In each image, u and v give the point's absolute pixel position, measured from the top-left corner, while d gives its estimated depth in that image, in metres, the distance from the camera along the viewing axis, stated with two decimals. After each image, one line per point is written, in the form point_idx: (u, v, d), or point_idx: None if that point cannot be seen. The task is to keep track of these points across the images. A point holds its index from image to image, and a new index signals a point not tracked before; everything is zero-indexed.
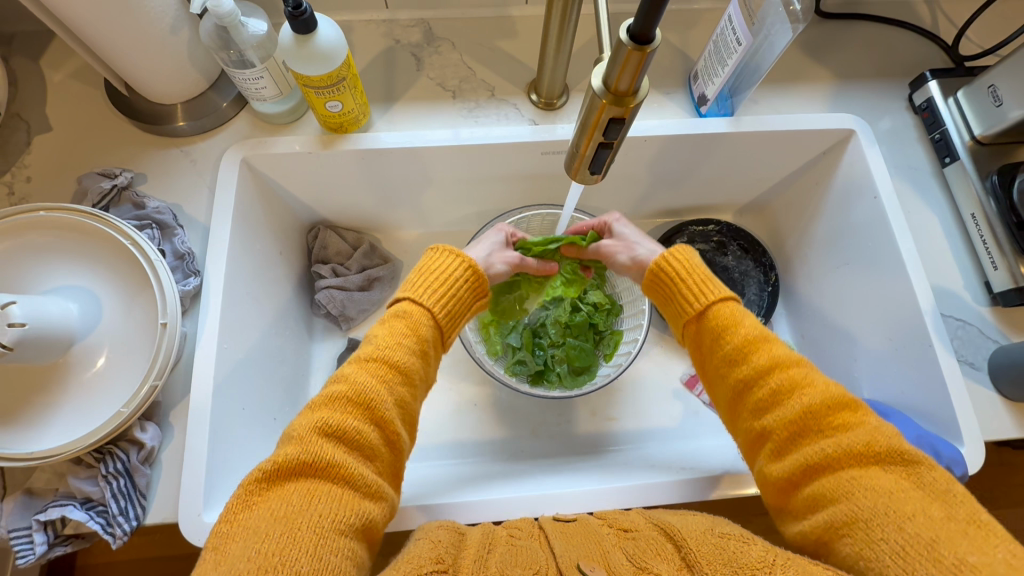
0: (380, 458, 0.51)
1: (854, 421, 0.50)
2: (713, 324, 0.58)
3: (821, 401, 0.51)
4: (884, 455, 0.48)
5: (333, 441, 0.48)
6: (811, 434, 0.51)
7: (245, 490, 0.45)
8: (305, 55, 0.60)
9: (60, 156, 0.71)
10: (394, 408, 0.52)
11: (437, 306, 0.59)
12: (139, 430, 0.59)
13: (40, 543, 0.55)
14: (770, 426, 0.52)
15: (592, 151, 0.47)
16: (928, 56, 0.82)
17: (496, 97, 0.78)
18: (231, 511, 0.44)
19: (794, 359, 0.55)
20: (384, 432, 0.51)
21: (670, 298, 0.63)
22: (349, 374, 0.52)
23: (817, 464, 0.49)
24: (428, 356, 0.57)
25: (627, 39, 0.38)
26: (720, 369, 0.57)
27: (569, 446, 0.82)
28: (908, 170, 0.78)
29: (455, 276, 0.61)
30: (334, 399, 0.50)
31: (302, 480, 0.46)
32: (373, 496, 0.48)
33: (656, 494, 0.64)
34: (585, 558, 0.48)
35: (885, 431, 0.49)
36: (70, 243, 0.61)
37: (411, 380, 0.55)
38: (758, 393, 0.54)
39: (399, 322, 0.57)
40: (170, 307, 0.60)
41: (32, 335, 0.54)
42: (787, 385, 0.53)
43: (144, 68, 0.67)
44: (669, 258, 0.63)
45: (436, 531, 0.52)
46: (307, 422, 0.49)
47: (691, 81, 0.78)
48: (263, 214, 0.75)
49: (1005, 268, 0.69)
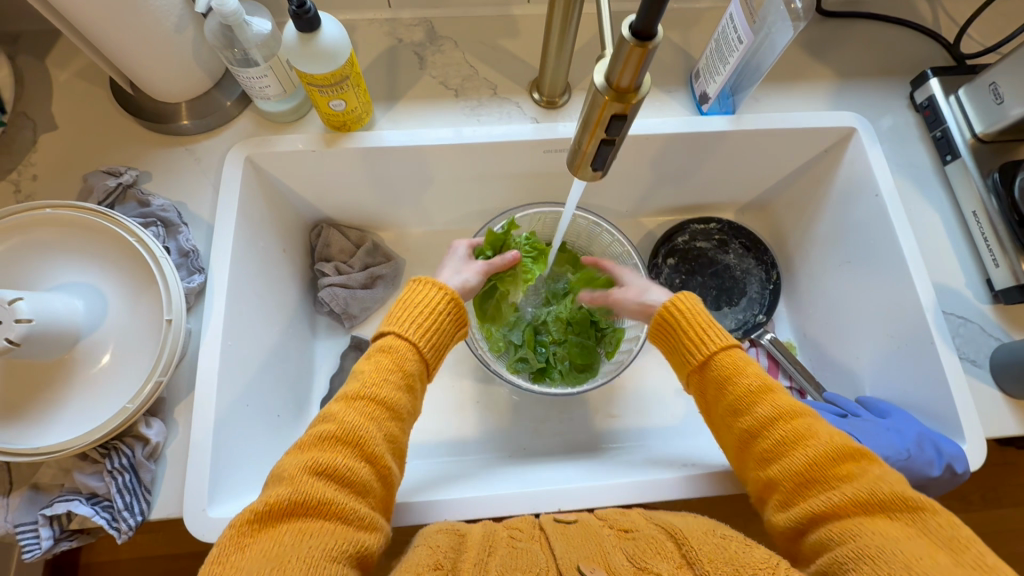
0: (374, 493, 0.52)
1: (858, 470, 0.51)
2: (718, 373, 0.58)
3: (826, 451, 0.51)
4: (890, 503, 0.48)
5: (324, 479, 0.49)
6: (816, 484, 0.51)
7: (235, 531, 0.45)
8: (309, 53, 0.60)
9: (65, 154, 0.72)
10: (384, 443, 0.53)
11: (422, 339, 0.60)
12: (145, 426, 0.60)
13: (46, 538, 0.56)
14: (776, 475, 0.53)
15: (594, 148, 0.47)
16: (929, 54, 0.83)
17: (498, 96, 0.78)
18: (221, 553, 0.44)
19: (799, 409, 0.55)
20: (375, 467, 0.52)
21: (675, 347, 0.63)
22: (337, 413, 0.53)
23: (824, 514, 0.49)
24: (415, 389, 0.58)
25: (628, 35, 0.38)
26: (727, 419, 0.58)
27: (571, 443, 0.82)
28: (910, 168, 0.78)
29: (438, 308, 0.62)
30: (323, 438, 0.51)
31: (293, 520, 0.46)
32: (368, 527, 0.49)
33: (659, 490, 0.64)
34: (586, 560, 0.48)
35: (888, 479, 0.50)
36: (75, 240, 0.62)
37: (399, 414, 0.56)
38: (763, 443, 0.54)
39: (384, 358, 0.57)
40: (176, 304, 0.60)
41: (38, 331, 0.55)
42: (792, 436, 0.53)
43: (149, 67, 0.67)
44: (671, 307, 0.64)
45: (436, 536, 0.53)
46: (297, 463, 0.50)
47: (693, 80, 0.79)
48: (267, 211, 0.76)
49: (1006, 266, 0.69)
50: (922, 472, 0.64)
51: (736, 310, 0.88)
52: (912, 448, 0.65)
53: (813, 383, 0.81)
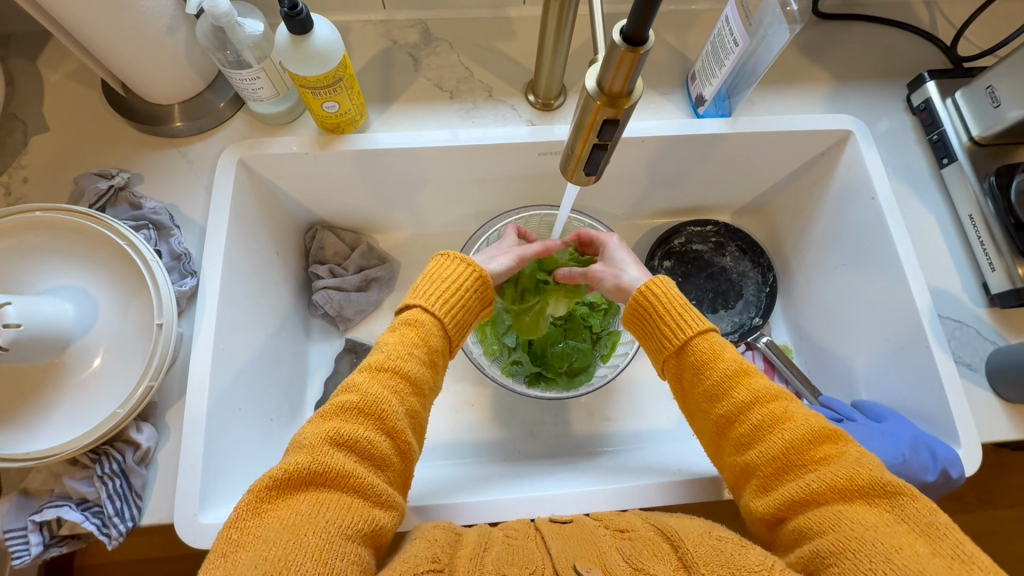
0: (392, 467, 0.52)
1: (835, 454, 0.50)
2: (693, 358, 0.59)
3: (803, 436, 0.51)
4: (867, 488, 0.48)
5: (344, 450, 0.49)
6: (794, 469, 0.51)
7: (254, 497, 0.45)
8: (301, 55, 0.60)
9: (57, 156, 0.71)
10: (405, 419, 0.53)
11: (447, 315, 0.60)
12: (136, 431, 0.59)
13: (35, 544, 0.55)
14: (754, 461, 0.53)
15: (587, 152, 0.47)
16: (926, 56, 0.82)
17: (493, 98, 0.78)
18: (240, 517, 0.45)
19: (774, 393, 0.55)
20: (395, 441, 0.52)
21: (650, 333, 0.63)
22: (361, 384, 0.53)
23: (801, 500, 0.49)
24: (437, 366, 0.58)
25: (620, 40, 0.37)
26: (703, 405, 0.57)
27: (567, 447, 0.82)
28: (906, 171, 0.78)
29: (467, 285, 0.62)
30: (345, 408, 0.51)
31: (311, 489, 0.46)
32: (383, 505, 0.49)
33: (652, 494, 0.64)
34: (582, 559, 0.48)
35: (866, 463, 0.49)
36: (66, 243, 0.61)
37: (422, 390, 0.56)
38: (740, 428, 0.54)
39: (409, 330, 0.58)
40: (167, 309, 0.60)
41: (28, 336, 0.54)
42: (769, 420, 0.53)
43: (140, 69, 0.67)
44: (646, 292, 0.63)
45: (433, 531, 0.53)
46: (317, 432, 0.50)
47: (689, 82, 0.78)
48: (260, 214, 0.75)
49: (1002, 269, 0.69)
50: (917, 477, 0.63)
51: (733, 313, 0.88)
52: (908, 452, 0.64)
53: (810, 387, 0.80)
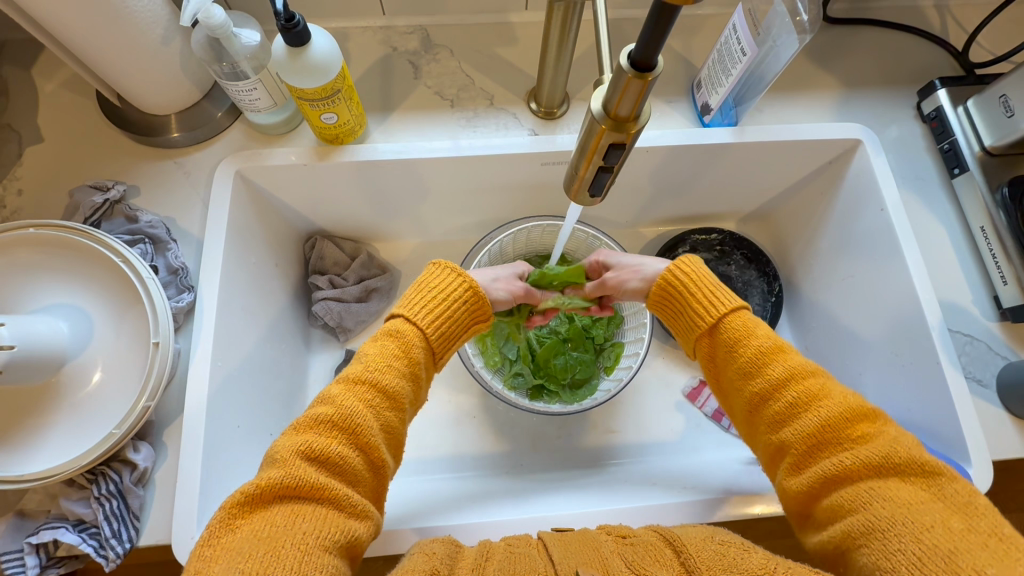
0: (364, 482, 0.51)
1: (872, 432, 0.49)
2: (725, 336, 0.57)
3: (839, 413, 0.50)
4: (904, 466, 0.47)
5: (318, 463, 0.48)
6: (829, 448, 0.49)
7: (227, 513, 0.44)
8: (298, 68, 0.58)
9: (52, 168, 0.70)
10: (380, 432, 0.52)
11: (430, 326, 0.59)
12: (133, 451, 0.58)
13: (32, 566, 0.55)
14: (787, 439, 0.51)
15: (592, 174, 0.45)
16: (938, 63, 0.81)
17: (495, 106, 0.76)
18: (213, 533, 0.44)
19: (811, 369, 0.53)
20: (368, 456, 0.51)
21: (682, 312, 0.62)
22: (335, 396, 0.52)
23: (836, 476, 0.48)
24: (419, 379, 0.57)
25: (627, 65, 0.36)
26: (736, 382, 0.56)
27: (570, 460, 0.81)
28: (916, 181, 0.76)
29: (455, 295, 0.61)
30: (319, 422, 0.50)
31: (286, 502, 0.46)
32: (359, 514, 0.48)
33: (656, 513, 0.63)
34: (585, 565, 0.46)
35: (904, 442, 0.48)
36: (60, 260, 0.60)
37: (400, 404, 0.54)
38: (774, 406, 0.53)
39: (390, 342, 0.56)
40: (163, 326, 0.59)
41: (21, 357, 0.54)
42: (804, 397, 0.52)
43: (135, 80, 0.65)
44: (675, 270, 0.63)
45: (432, 544, 0.51)
46: (291, 445, 0.48)
47: (695, 90, 0.77)
48: (258, 226, 0.74)
49: (1015, 283, 0.68)
50: None
51: None
52: None
53: None
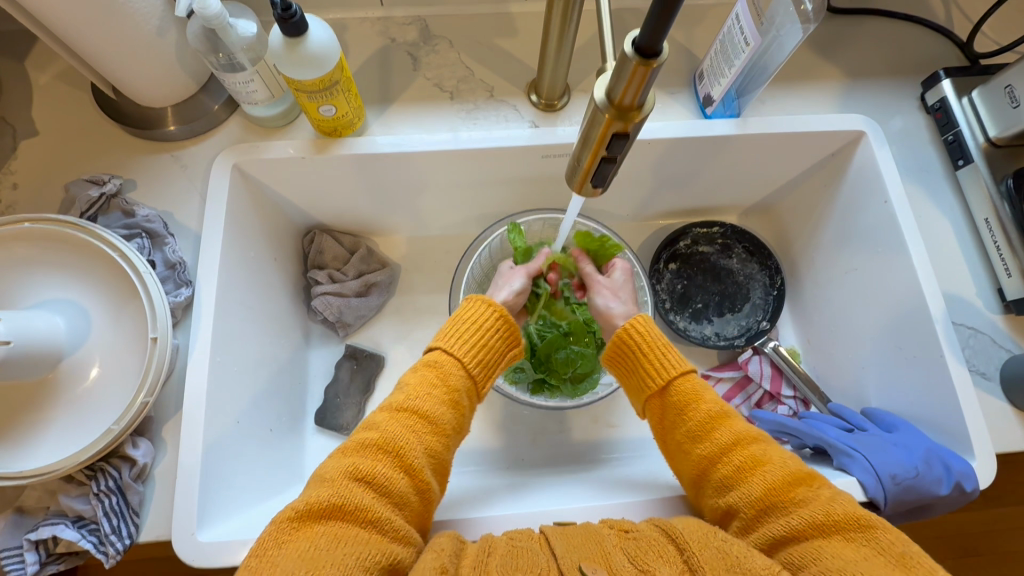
0: (410, 506, 0.51)
1: (812, 493, 0.50)
2: (675, 400, 0.59)
3: (782, 477, 0.52)
4: (844, 524, 0.47)
5: (364, 485, 0.49)
6: (775, 510, 0.50)
7: (277, 528, 0.46)
8: (296, 59, 0.57)
9: (47, 161, 0.70)
10: (424, 457, 0.53)
11: (469, 356, 0.59)
12: (132, 447, 0.58)
13: (32, 562, 0.54)
14: (735, 503, 0.53)
15: (595, 166, 0.45)
16: (941, 53, 0.80)
17: (495, 98, 0.76)
18: (262, 547, 0.45)
19: (753, 435, 0.56)
20: (414, 479, 0.52)
21: (631, 373, 0.64)
22: (380, 422, 0.54)
23: (782, 538, 0.49)
24: (461, 406, 0.57)
25: (632, 52, 0.35)
26: (684, 446, 0.57)
27: (571, 454, 0.80)
28: (919, 173, 0.76)
29: (486, 324, 0.61)
30: (365, 446, 0.52)
31: (331, 522, 0.46)
32: (401, 540, 0.49)
33: (658, 508, 0.62)
34: (588, 560, 0.46)
35: (842, 499, 0.49)
36: (57, 254, 0.60)
37: (443, 430, 0.55)
38: (720, 470, 0.54)
39: (430, 372, 0.58)
40: (161, 321, 0.58)
41: (17, 352, 0.53)
42: (749, 461, 0.54)
43: (130, 72, 0.64)
44: (631, 330, 0.63)
45: (438, 540, 0.51)
46: (340, 466, 0.50)
47: (697, 81, 0.76)
48: (256, 220, 0.73)
49: (1019, 276, 0.67)
50: (931, 490, 0.60)
51: (740, 316, 0.87)
52: (921, 465, 0.62)
53: (817, 394, 0.80)
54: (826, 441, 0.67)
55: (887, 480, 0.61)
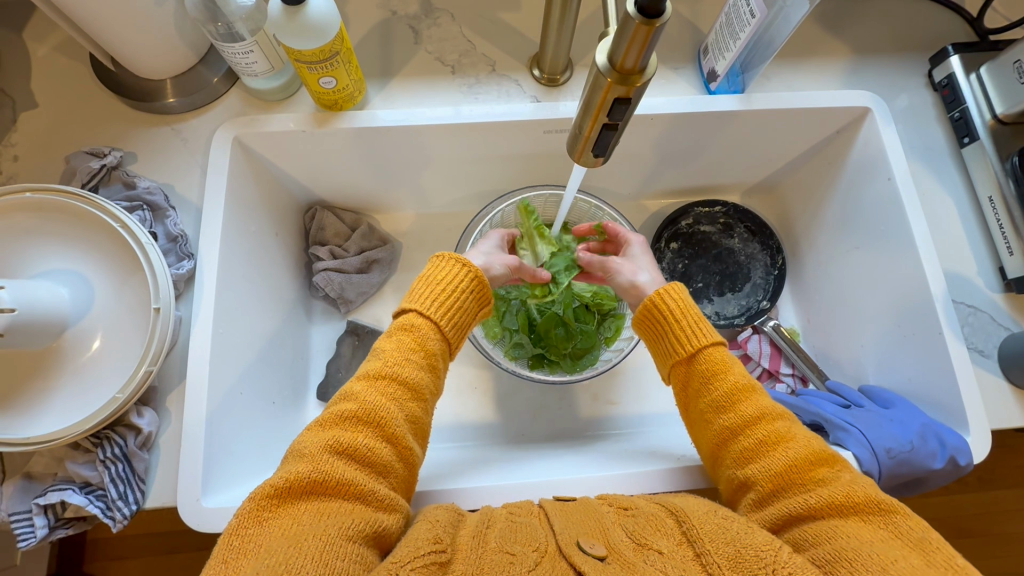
0: (395, 473, 0.52)
1: (833, 474, 0.50)
2: (702, 368, 0.58)
3: (805, 454, 0.51)
4: (863, 506, 0.46)
5: (344, 458, 0.49)
6: (790, 485, 0.50)
7: (256, 505, 0.45)
8: (296, 28, 0.57)
9: (47, 134, 0.69)
10: (405, 423, 0.54)
11: (444, 318, 0.60)
12: (136, 416, 0.59)
13: (41, 526, 0.56)
14: (753, 475, 0.52)
15: (596, 133, 0.45)
16: (950, 29, 0.78)
17: (497, 72, 0.75)
18: (241, 526, 0.44)
19: (778, 412, 0.55)
20: (396, 448, 0.53)
21: (660, 339, 0.63)
22: (358, 392, 0.53)
23: (798, 513, 0.48)
24: (437, 369, 0.59)
25: (634, 12, 0.35)
26: (706, 415, 0.57)
27: (570, 429, 0.81)
28: (924, 150, 0.75)
29: (461, 286, 0.62)
30: (343, 418, 0.51)
31: (312, 498, 0.46)
32: (386, 508, 0.49)
33: (656, 481, 0.63)
34: (586, 536, 0.47)
35: (862, 483, 0.49)
36: (58, 225, 0.60)
37: (421, 394, 0.56)
38: (742, 442, 0.54)
39: (406, 335, 0.58)
40: (163, 293, 0.58)
41: (22, 321, 0.54)
42: (772, 437, 0.53)
43: (128, 42, 0.64)
44: (664, 296, 0.63)
45: (435, 512, 0.52)
46: (318, 441, 0.50)
47: (701, 56, 0.75)
48: (257, 194, 0.73)
49: (1021, 254, 0.67)
50: (924, 464, 0.62)
51: (740, 296, 0.87)
52: (915, 440, 0.63)
53: (816, 372, 0.80)
54: (823, 416, 0.67)
55: (881, 455, 0.62)
